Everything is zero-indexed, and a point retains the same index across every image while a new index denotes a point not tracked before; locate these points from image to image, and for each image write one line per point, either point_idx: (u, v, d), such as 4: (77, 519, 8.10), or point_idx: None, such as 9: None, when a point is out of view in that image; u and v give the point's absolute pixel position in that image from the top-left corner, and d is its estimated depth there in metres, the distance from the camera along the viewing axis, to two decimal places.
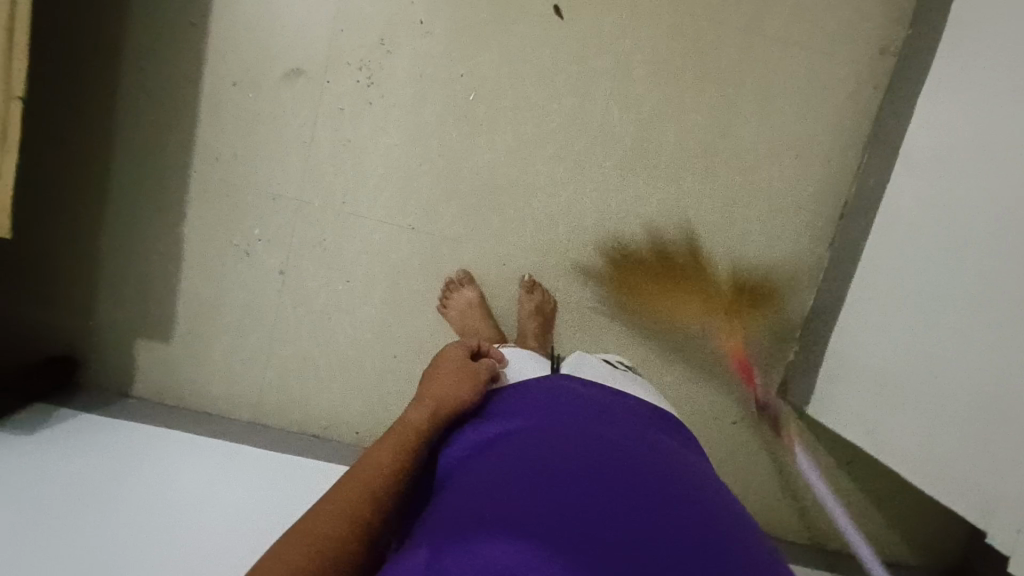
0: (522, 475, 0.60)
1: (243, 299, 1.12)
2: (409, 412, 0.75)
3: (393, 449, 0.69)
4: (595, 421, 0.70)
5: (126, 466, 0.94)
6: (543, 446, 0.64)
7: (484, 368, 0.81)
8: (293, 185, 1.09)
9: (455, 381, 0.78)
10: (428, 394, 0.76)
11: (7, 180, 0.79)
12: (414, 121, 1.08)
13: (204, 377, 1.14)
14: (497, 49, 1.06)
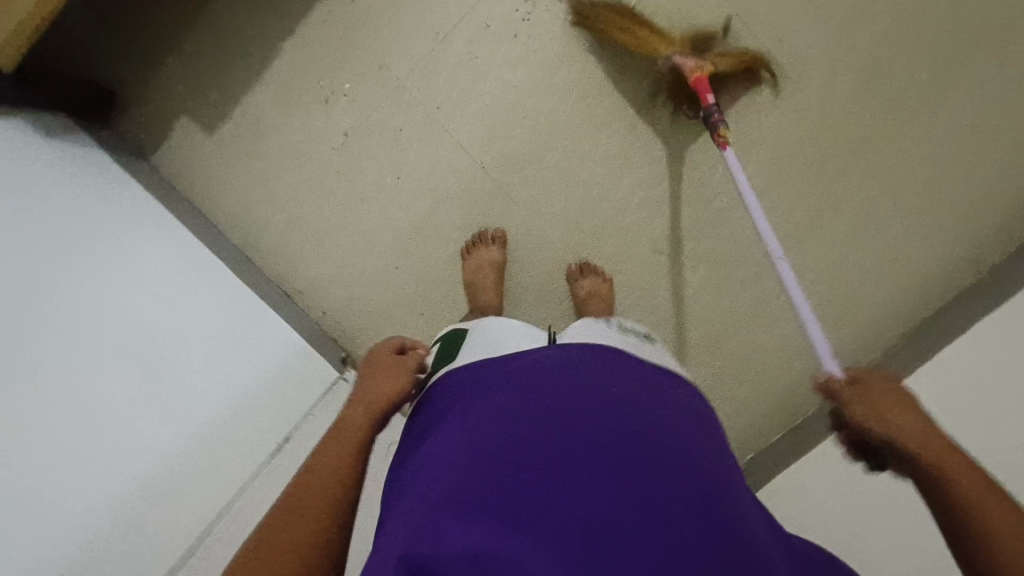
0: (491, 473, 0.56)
1: (298, 137, 1.10)
2: (347, 415, 0.67)
3: (337, 450, 0.62)
4: (620, 399, 0.62)
5: (120, 235, 0.96)
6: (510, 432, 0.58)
7: (415, 357, 0.77)
8: (404, 65, 1.07)
9: (390, 376, 0.72)
10: (367, 394, 0.70)
11: None
12: (544, 77, 1.07)
13: (220, 183, 1.11)
14: (653, 59, 1.06)
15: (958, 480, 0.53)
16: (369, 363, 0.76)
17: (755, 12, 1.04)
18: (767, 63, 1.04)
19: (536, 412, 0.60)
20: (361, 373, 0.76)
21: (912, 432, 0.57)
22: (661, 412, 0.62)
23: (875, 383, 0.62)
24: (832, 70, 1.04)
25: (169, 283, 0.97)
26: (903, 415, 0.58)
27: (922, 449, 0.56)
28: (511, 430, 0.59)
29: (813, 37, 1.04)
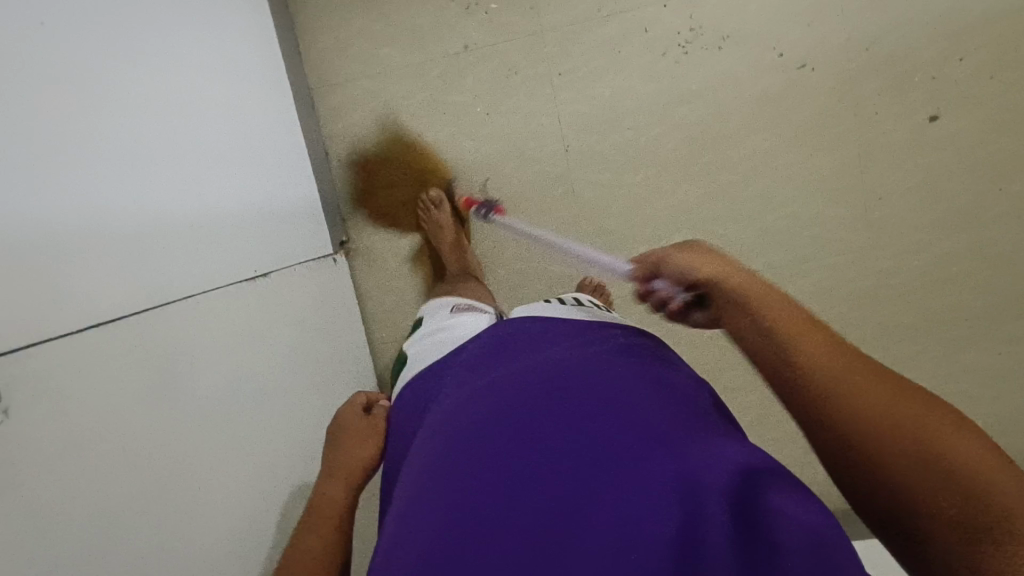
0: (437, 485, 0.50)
1: (422, 23, 1.08)
2: (325, 490, 0.67)
3: (319, 533, 0.63)
4: (558, 363, 0.58)
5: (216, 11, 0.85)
6: (447, 436, 0.54)
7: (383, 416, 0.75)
8: (553, 19, 1.05)
9: (361, 441, 0.72)
10: (338, 464, 0.70)
11: None
12: (666, 104, 1.05)
13: (328, 22, 1.09)
14: (767, 146, 1.05)
15: (842, 396, 0.41)
16: (330, 436, 0.73)
17: (876, 158, 1.03)
18: (859, 208, 1.04)
19: (486, 391, 0.57)
20: (330, 437, 0.74)
21: (773, 320, 0.46)
22: (606, 366, 0.56)
23: (733, 277, 0.49)
24: (912, 249, 1.03)
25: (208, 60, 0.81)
26: (758, 285, 0.49)
27: (782, 328, 0.46)
28: (463, 410, 0.56)
29: (910, 211, 1.03)
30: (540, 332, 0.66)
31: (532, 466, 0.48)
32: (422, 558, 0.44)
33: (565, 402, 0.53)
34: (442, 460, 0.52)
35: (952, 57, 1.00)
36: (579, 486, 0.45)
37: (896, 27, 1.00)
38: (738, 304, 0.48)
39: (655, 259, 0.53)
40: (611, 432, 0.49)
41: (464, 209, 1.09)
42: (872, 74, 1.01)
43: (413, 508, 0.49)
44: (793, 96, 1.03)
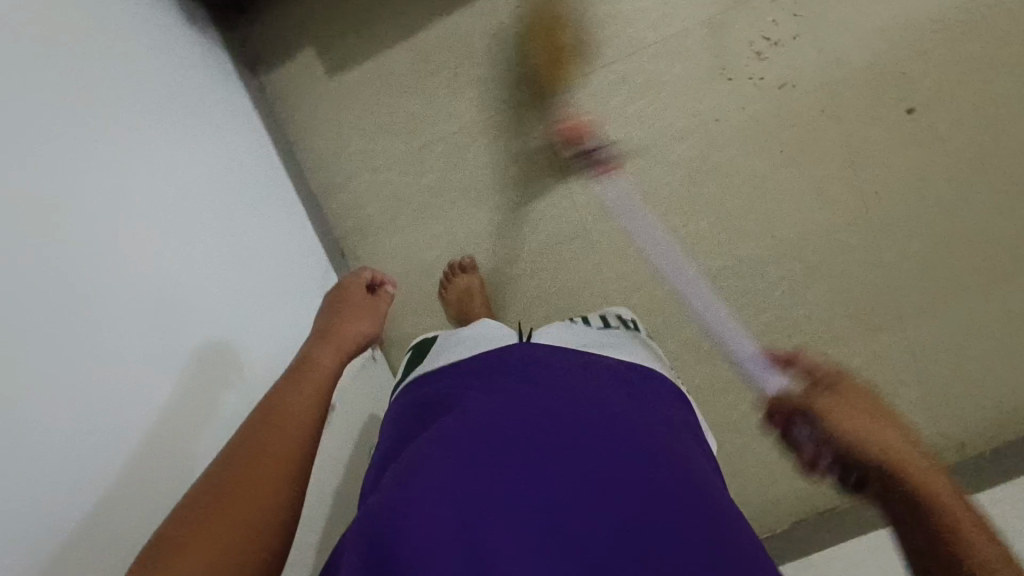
0: (480, 453, 0.53)
1: (415, 111, 1.10)
2: (318, 355, 0.69)
3: (305, 391, 0.61)
4: (567, 390, 0.62)
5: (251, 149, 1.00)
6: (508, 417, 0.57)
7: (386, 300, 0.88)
8: (542, 87, 1.10)
9: (363, 314, 0.84)
10: (337, 336, 0.76)
11: None
12: (662, 145, 1.10)
13: (322, 127, 1.10)
14: (764, 164, 1.09)
15: (923, 478, 0.52)
16: (338, 298, 0.86)
17: (867, 156, 1.08)
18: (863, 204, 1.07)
19: (488, 401, 0.60)
20: (327, 304, 0.85)
21: (884, 441, 0.56)
22: (606, 404, 0.61)
23: (853, 397, 0.61)
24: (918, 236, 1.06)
25: (195, 161, 0.86)
26: (864, 410, 0.59)
27: (874, 451, 0.55)
28: (471, 414, 0.58)
29: (910, 201, 1.06)
30: (558, 359, 0.69)
31: (516, 481, 0.51)
32: (382, 538, 0.47)
33: (564, 423, 0.57)
34: (438, 454, 0.54)
35: (916, 52, 1.06)
36: (555, 505, 0.50)
37: (863, 31, 1.06)
38: (823, 390, 0.62)
39: (806, 405, 0.62)
40: (594, 449, 0.55)
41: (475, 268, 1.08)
42: (847, 78, 1.07)
43: (442, 461, 0.53)
44: (780, 113, 1.08)
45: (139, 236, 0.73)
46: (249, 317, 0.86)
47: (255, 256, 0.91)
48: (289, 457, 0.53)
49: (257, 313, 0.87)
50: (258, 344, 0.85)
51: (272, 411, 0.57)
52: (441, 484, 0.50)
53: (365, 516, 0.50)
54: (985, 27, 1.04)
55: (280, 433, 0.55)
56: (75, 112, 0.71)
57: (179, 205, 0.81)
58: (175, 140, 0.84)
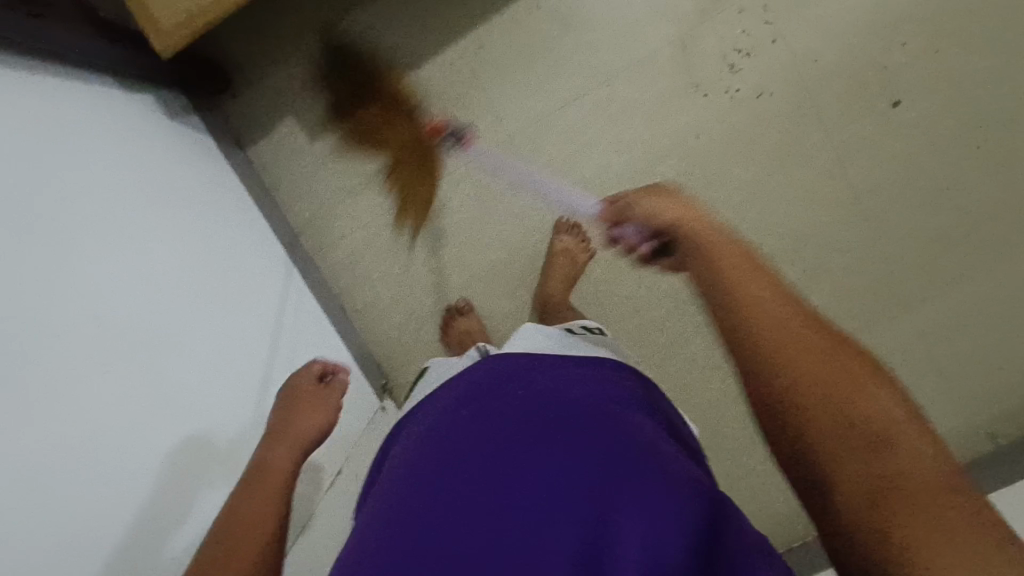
0: (416, 488, 0.57)
1: (395, 163, 1.11)
2: (269, 458, 0.73)
3: (267, 493, 0.67)
4: (531, 402, 0.61)
5: (233, 209, 0.99)
6: (454, 443, 0.59)
7: (342, 386, 0.87)
8: (516, 124, 1.09)
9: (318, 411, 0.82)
10: (290, 433, 0.78)
11: None
12: (645, 166, 1.09)
13: (308, 188, 1.12)
14: (750, 176, 1.08)
15: (815, 426, 0.44)
16: (290, 392, 0.86)
17: (854, 154, 1.06)
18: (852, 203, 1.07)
19: (463, 418, 0.61)
20: (282, 399, 0.85)
21: (762, 328, 0.49)
22: (587, 411, 0.59)
23: (749, 283, 0.51)
24: (905, 232, 1.06)
25: (180, 231, 0.86)
26: (776, 295, 0.50)
27: (762, 345, 0.48)
28: (449, 428, 0.61)
29: (899, 196, 1.06)
30: (554, 370, 0.66)
31: (489, 489, 0.55)
32: (397, 547, 0.53)
33: (533, 437, 0.57)
34: (427, 468, 0.58)
35: (895, 44, 1.04)
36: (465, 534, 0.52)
37: (840, 29, 1.04)
38: (724, 269, 0.53)
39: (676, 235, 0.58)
40: (561, 473, 0.54)
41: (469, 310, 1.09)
42: (826, 78, 1.05)
43: (378, 516, 0.57)
44: (760, 123, 1.07)
45: (133, 335, 0.74)
46: (240, 400, 0.86)
47: (247, 335, 0.91)
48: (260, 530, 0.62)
49: (247, 389, 0.88)
50: (248, 423, 0.86)
51: (231, 519, 0.63)
52: (383, 525, 0.56)
53: (377, 525, 0.57)
54: (962, 13, 1.02)
55: (238, 531, 0.61)
56: (57, 228, 0.70)
57: (169, 301, 0.81)
58: (161, 231, 0.84)
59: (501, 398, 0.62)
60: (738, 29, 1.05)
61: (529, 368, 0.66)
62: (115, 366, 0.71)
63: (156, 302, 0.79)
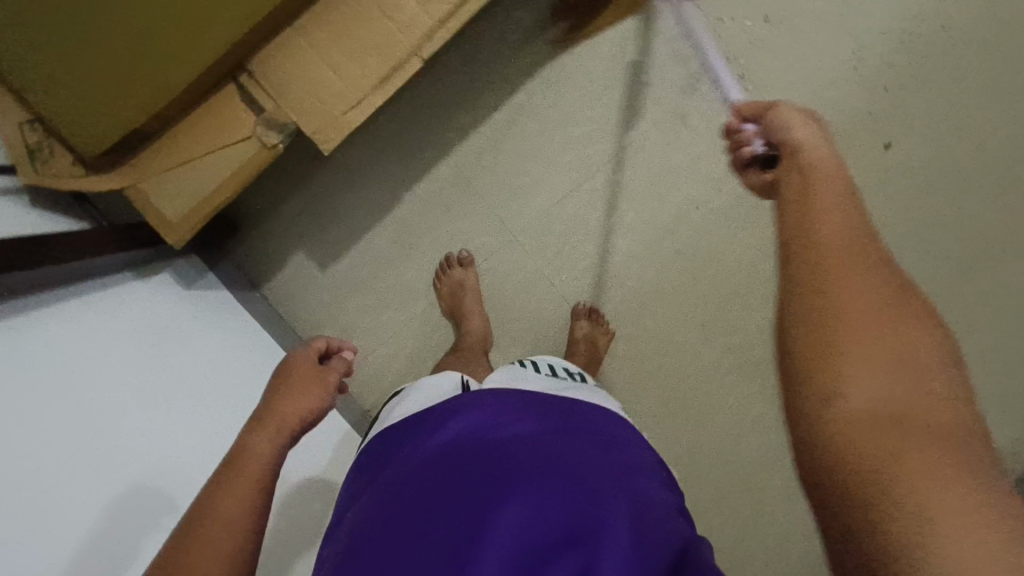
0: (425, 490, 0.57)
1: (407, 278, 1.12)
2: (253, 445, 0.61)
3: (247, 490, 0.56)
4: (539, 432, 0.62)
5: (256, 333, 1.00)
6: (467, 443, 0.61)
7: (338, 370, 0.73)
8: (520, 222, 1.10)
9: (304, 393, 0.68)
10: (275, 415, 0.64)
11: (347, 122, 0.78)
12: (652, 243, 1.09)
13: (326, 315, 1.13)
14: (756, 239, 1.09)
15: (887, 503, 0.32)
16: (280, 373, 0.71)
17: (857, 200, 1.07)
18: None
19: (451, 452, 0.61)
20: (272, 382, 0.69)
21: (883, 363, 0.36)
22: (577, 444, 0.62)
23: (857, 301, 0.38)
24: (917, 267, 1.07)
25: (214, 353, 0.89)
26: (884, 314, 0.37)
27: (870, 383, 0.36)
28: (431, 461, 0.61)
29: (906, 235, 1.07)
30: (522, 409, 0.65)
31: (466, 525, 0.53)
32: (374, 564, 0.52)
33: (523, 475, 0.56)
34: (423, 477, 0.59)
35: (877, 88, 1.05)
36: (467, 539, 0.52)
37: (820, 85, 1.05)
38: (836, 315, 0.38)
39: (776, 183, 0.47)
40: (544, 520, 0.53)
41: (460, 262, 1.08)
42: None
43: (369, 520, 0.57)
44: (760, 185, 1.07)
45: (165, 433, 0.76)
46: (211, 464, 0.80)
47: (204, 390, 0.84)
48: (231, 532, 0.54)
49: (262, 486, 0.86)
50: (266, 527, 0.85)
51: (201, 515, 0.54)
52: (384, 530, 0.55)
53: (344, 557, 0.56)
54: (942, 51, 1.04)
55: (193, 555, 0.52)
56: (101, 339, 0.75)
57: (144, 392, 0.76)
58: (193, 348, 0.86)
59: (512, 416, 0.64)
60: (720, 99, 1.06)
61: (532, 405, 0.67)
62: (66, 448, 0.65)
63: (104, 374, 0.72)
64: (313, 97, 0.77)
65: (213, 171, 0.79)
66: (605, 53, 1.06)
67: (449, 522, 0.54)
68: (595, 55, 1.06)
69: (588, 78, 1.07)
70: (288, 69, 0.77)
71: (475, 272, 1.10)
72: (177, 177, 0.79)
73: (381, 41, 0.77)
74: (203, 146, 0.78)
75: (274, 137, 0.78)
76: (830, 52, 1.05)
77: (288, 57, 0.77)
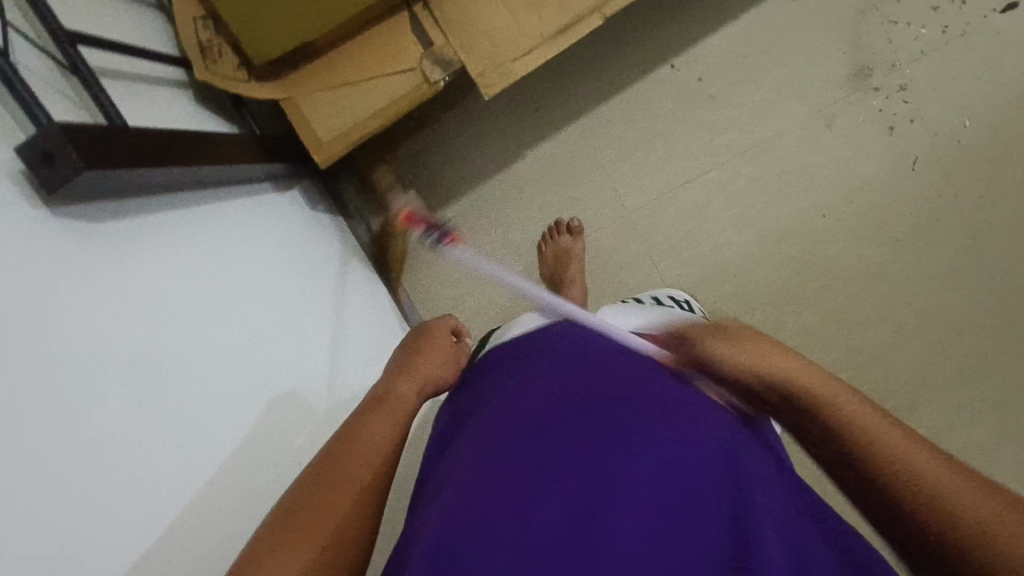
0: (555, 427, 0.52)
1: (511, 234, 1.11)
2: (397, 393, 0.62)
3: (387, 430, 0.58)
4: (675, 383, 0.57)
5: (350, 259, 0.99)
6: (594, 383, 0.56)
7: (465, 352, 0.74)
8: (636, 200, 1.08)
9: (443, 360, 0.69)
10: (419, 369, 0.66)
11: (514, 69, 0.76)
12: (768, 243, 1.05)
13: (424, 257, 1.13)
14: (879, 257, 1.02)
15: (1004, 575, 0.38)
16: (420, 334, 0.71)
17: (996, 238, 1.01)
18: (997, 288, 0.99)
19: (608, 376, 0.57)
20: (408, 339, 0.71)
21: (941, 492, 0.41)
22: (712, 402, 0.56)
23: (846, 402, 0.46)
24: None
25: (317, 270, 0.87)
26: (894, 440, 0.44)
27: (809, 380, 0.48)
28: (583, 379, 0.57)
29: None
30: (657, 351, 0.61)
31: (607, 476, 0.49)
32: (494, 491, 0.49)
33: (678, 416, 0.53)
34: (546, 409, 0.54)
35: None
36: (607, 484, 0.48)
37: (985, 109, 0.99)
38: (834, 418, 0.46)
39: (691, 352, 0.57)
40: (694, 464, 0.50)
41: (565, 228, 1.06)
42: (967, 160, 1.00)
43: (482, 445, 0.53)
44: (897, 201, 1.02)
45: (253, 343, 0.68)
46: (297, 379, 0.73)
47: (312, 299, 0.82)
48: (371, 467, 0.54)
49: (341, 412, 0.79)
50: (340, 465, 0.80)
51: (343, 445, 0.55)
52: (503, 453, 0.52)
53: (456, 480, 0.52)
54: None
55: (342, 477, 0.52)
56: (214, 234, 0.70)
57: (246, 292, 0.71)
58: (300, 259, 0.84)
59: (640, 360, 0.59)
60: (874, 108, 1.01)
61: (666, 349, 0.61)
62: (188, 321, 0.61)
63: (259, 275, 0.74)
64: (487, 37, 0.76)
65: (372, 97, 0.78)
66: (761, 40, 1.03)
67: (580, 459, 0.50)
68: (749, 43, 1.03)
69: (737, 64, 1.04)
70: (467, 5, 0.76)
71: (582, 241, 1.06)
72: (337, 99, 0.79)
73: None
74: (364, 74, 0.78)
75: (438, 73, 0.77)
76: (1004, 76, 0.98)
77: None
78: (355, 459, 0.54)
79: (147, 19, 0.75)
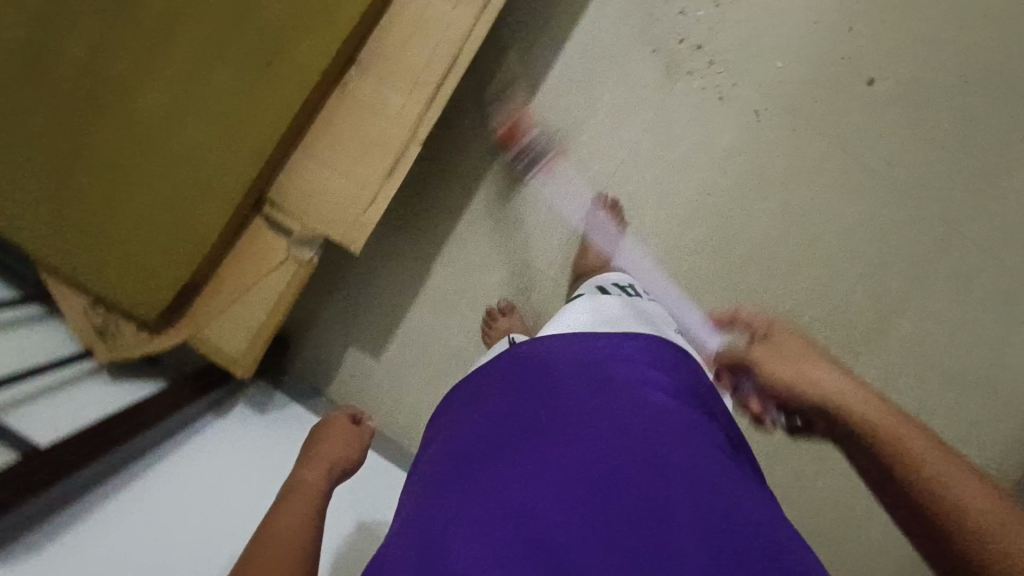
0: (484, 460, 0.58)
1: (456, 341, 1.15)
2: (303, 477, 0.64)
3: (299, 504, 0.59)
4: (606, 387, 0.62)
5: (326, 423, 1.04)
6: (526, 408, 0.62)
7: (368, 430, 0.77)
8: (546, 258, 1.13)
9: (343, 443, 0.72)
10: (319, 457, 0.69)
11: (366, 222, 0.82)
12: (677, 239, 1.11)
13: (390, 400, 1.16)
14: (774, 206, 1.09)
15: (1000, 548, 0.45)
16: (317, 431, 0.75)
17: (860, 138, 1.08)
18: (880, 181, 1.08)
19: (529, 397, 0.63)
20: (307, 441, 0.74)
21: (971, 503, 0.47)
22: (640, 397, 0.61)
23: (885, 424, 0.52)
24: (939, 183, 1.07)
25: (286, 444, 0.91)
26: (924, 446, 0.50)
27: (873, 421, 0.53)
28: (511, 407, 0.62)
29: (917, 158, 1.07)
30: (588, 353, 0.67)
31: (534, 500, 0.53)
32: (435, 532, 0.53)
33: (601, 424, 0.58)
34: (481, 442, 0.60)
35: (844, 31, 1.08)
36: (531, 506, 0.53)
37: (788, 46, 1.08)
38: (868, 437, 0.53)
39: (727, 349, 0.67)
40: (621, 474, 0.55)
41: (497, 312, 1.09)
42: (798, 94, 1.09)
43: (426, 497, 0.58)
44: (761, 153, 1.09)
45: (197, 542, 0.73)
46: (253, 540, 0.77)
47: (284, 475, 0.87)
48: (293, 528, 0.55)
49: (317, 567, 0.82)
50: None
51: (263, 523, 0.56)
52: (443, 498, 0.56)
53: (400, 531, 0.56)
54: None
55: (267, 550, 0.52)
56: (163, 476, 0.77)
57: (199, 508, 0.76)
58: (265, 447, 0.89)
59: (566, 369, 0.64)
60: (698, 89, 1.10)
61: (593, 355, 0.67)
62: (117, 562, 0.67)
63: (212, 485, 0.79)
64: (330, 206, 0.83)
65: (259, 300, 0.84)
66: (578, 80, 1.12)
67: (511, 484, 0.55)
68: (569, 87, 1.12)
69: (568, 109, 1.12)
70: (302, 189, 0.83)
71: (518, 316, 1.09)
72: (230, 316, 0.84)
73: (377, 139, 0.83)
74: (244, 284, 0.84)
75: (306, 253, 0.83)
76: (787, 15, 1.08)
77: (298, 179, 0.84)
78: (271, 531, 0.54)
79: (51, 333, 0.82)
